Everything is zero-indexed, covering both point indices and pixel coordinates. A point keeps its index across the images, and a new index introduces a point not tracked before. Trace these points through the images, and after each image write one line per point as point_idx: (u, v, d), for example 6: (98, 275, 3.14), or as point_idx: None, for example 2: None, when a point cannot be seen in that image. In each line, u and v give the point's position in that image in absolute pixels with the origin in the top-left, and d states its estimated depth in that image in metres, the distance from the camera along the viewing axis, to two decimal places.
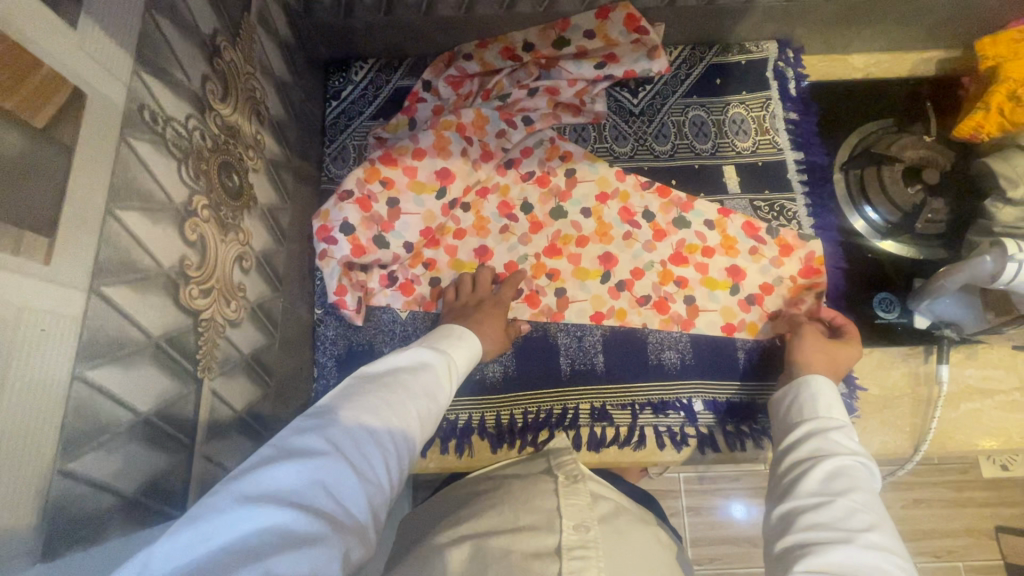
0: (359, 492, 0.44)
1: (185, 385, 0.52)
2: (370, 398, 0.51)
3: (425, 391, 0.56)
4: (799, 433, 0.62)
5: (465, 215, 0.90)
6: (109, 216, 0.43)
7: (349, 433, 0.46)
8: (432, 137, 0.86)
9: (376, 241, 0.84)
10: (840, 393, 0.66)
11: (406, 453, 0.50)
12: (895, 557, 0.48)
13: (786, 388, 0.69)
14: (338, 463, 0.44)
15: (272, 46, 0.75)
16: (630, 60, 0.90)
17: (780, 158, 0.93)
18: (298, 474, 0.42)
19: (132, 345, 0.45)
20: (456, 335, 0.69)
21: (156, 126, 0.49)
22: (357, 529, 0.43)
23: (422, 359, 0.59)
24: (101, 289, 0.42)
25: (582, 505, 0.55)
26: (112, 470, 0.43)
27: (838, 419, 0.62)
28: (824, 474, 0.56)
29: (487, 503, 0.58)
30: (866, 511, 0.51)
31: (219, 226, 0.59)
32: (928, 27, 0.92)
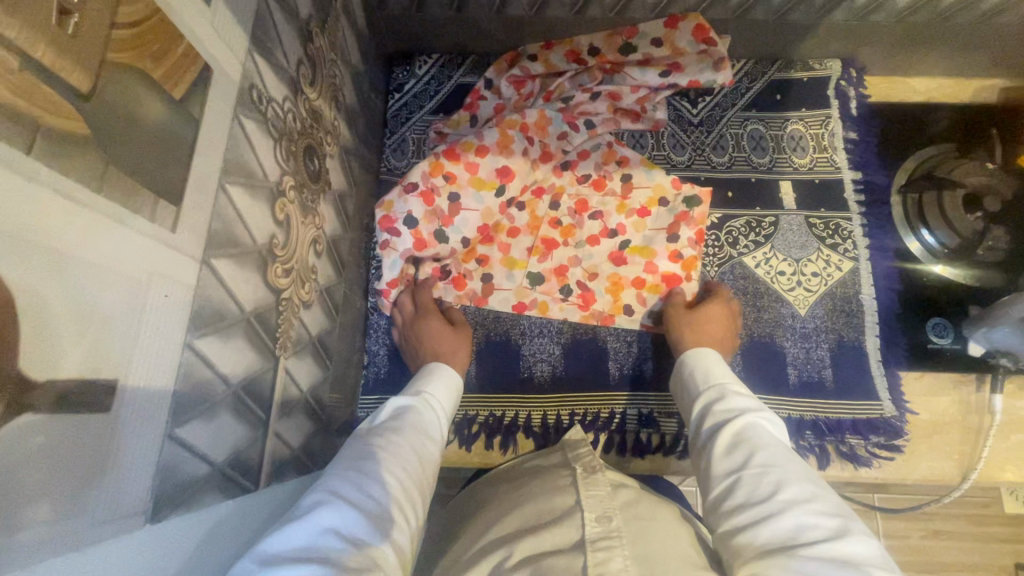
0: (371, 528, 0.45)
1: (265, 360, 0.53)
2: (363, 451, 0.54)
3: (411, 432, 0.59)
4: (699, 413, 0.65)
5: (522, 213, 0.90)
6: (220, 190, 0.44)
7: (346, 481, 0.49)
8: (496, 134, 0.87)
9: (436, 235, 0.85)
10: (717, 356, 0.70)
11: (410, 489, 0.53)
12: (809, 503, 0.47)
13: (677, 367, 0.74)
14: (342, 507, 0.45)
15: (351, 35, 0.76)
16: (695, 69, 0.90)
17: (837, 176, 0.93)
18: (309, 527, 0.42)
19: (230, 317, 0.46)
20: (433, 371, 0.73)
21: (261, 106, 0.50)
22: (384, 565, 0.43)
23: (403, 405, 0.64)
24: (211, 260, 0.43)
25: (603, 496, 0.55)
26: (207, 439, 0.43)
27: (721, 385, 0.66)
28: (725, 449, 0.57)
29: (514, 498, 0.58)
30: (772, 469, 0.52)
31: (300, 208, 0.60)
32: (995, 55, 0.92)
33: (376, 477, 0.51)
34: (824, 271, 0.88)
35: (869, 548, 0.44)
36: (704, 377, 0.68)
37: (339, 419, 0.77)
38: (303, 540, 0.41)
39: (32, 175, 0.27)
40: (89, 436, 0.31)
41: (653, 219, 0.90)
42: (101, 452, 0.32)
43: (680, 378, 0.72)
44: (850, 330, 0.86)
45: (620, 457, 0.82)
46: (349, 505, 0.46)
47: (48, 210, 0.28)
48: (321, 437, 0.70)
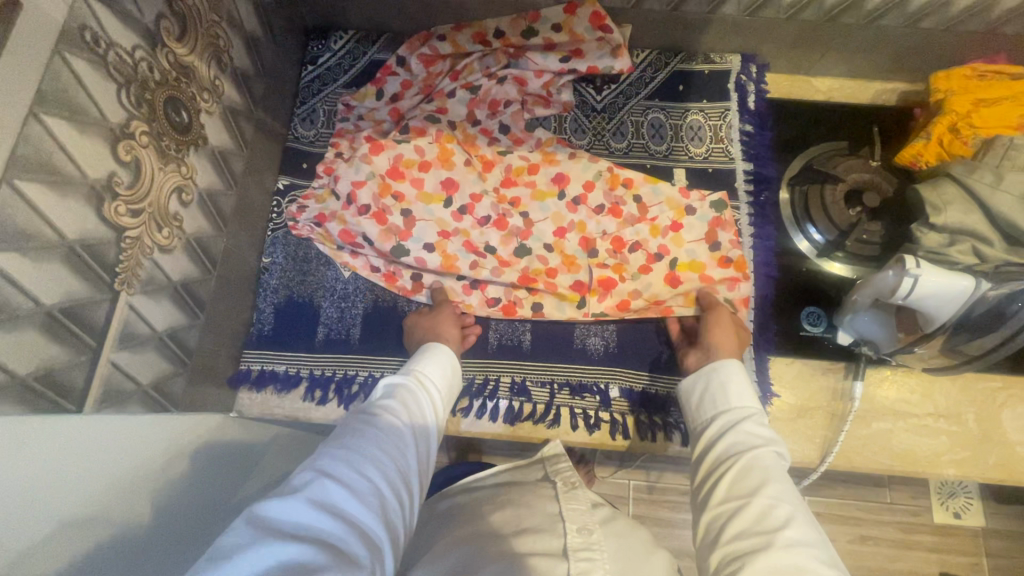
0: (364, 509, 0.47)
1: (99, 292, 0.56)
2: (359, 428, 0.56)
3: (407, 415, 0.61)
4: (716, 430, 0.64)
5: (479, 217, 0.91)
6: (33, 118, 0.47)
7: (342, 459, 0.51)
8: (436, 149, 0.92)
9: (396, 250, 0.88)
10: (748, 378, 0.68)
11: (407, 473, 0.55)
12: (813, 547, 0.48)
13: (696, 380, 0.71)
14: (339, 487, 0.48)
15: (243, 0, 0.79)
16: (595, 55, 0.93)
17: (730, 166, 0.95)
18: (309, 506, 0.45)
19: (41, 240, 0.49)
20: (432, 353, 0.74)
21: (97, 48, 0.53)
22: (377, 550, 0.46)
23: (400, 385, 0.66)
24: (15, 181, 0.45)
25: (583, 510, 0.60)
26: (3, 347, 0.46)
27: (752, 409, 0.64)
28: (737, 475, 0.56)
29: (500, 498, 0.64)
30: (782, 504, 0.52)
31: (158, 154, 0.63)
32: (890, 57, 0.95)
33: (376, 460, 0.53)
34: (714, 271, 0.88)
35: None
36: (733, 397, 0.66)
37: (215, 369, 0.80)
38: (303, 522, 0.44)
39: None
40: None
41: (687, 230, 0.90)
42: None
43: (693, 395, 0.70)
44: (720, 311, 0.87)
45: (491, 424, 0.84)
46: (346, 487, 0.48)
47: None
48: (184, 382, 0.73)
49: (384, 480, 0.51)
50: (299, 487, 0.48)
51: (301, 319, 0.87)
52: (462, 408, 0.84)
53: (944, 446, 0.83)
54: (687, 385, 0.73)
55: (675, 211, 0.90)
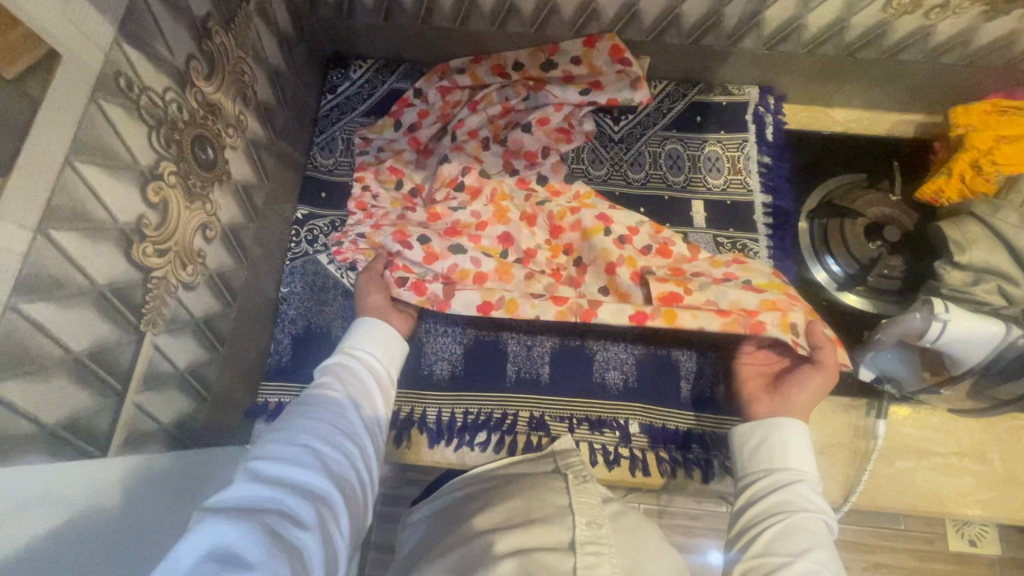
0: (303, 480, 0.52)
1: (126, 334, 0.56)
2: (300, 409, 0.60)
3: (347, 388, 0.65)
4: (763, 485, 0.65)
5: (533, 271, 0.87)
6: (68, 167, 0.47)
7: (280, 440, 0.55)
8: (491, 208, 0.90)
9: (448, 250, 0.85)
10: (811, 438, 0.68)
11: (348, 444, 0.59)
12: None
13: (750, 427, 0.71)
14: (278, 466, 0.52)
15: (268, 34, 0.79)
16: (614, 88, 0.93)
17: (748, 198, 0.95)
18: (250, 486, 0.49)
19: (73, 288, 0.49)
20: (365, 325, 0.76)
21: (131, 93, 0.53)
22: (324, 507, 0.51)
23: (338, 360, 0.70)
24: (49, 231, 0.45)
25: (593, 504, 0.58)
26: (32, 398, 0.46)
27: (803, 471, 0.65)
28: (782, 533, 0.58)
29: (505, 493, 0.63)
30: (825, 572, 0.54)
31: (185, 193, 0.63)
32: (908, 90, 0.95)
33: (315, 433, 0.57)
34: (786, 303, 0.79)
35: None
36: (787, 454, 0.67)
37: (232, 403, 0.79)
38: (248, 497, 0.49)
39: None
40: None
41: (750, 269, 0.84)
42: None
43: (747, 441, 0.70)
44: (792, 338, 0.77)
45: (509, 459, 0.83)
46: (284, 464, 0.52)
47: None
48: (203, 417, 0.72)
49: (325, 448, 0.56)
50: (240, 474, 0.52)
51: (318, 350, 0.87)
52: (480, 441, 0.83)
53: (968, 484, 0.82)
54: (741, 428, 0.72)
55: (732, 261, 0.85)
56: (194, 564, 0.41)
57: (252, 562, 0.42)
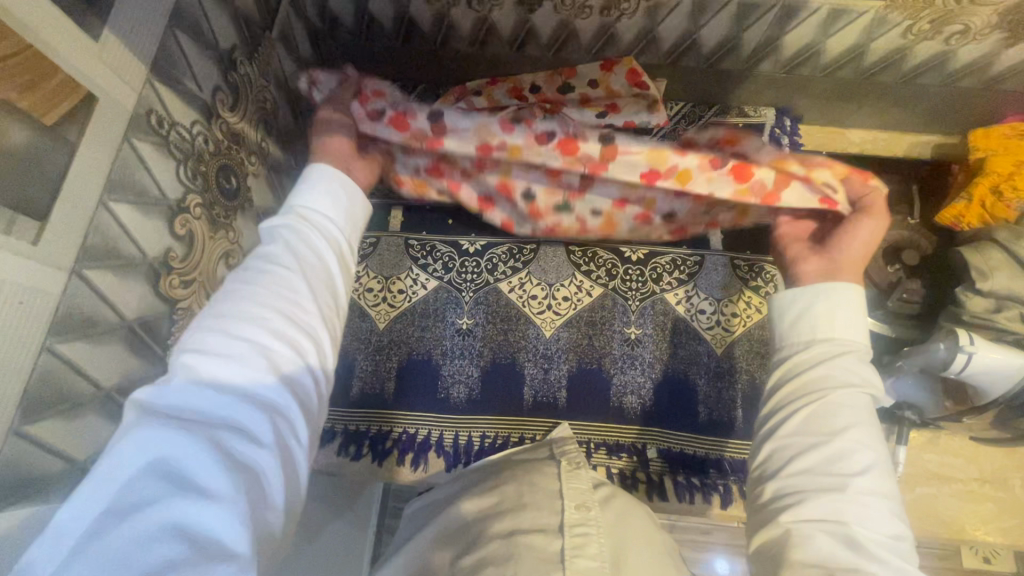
0: (257, 389, 0.40)
1: (153, 366, 0.56)
2: (246, 284, 0.46)
3: (298, 254, 0.50)
4: (799, 352, 0.55)
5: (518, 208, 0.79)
6: (101, 207, 0.47)
7: (210, 330, 0.42)
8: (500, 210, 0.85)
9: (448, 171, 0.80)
10: (859, 297, 0.55)
11: (311, 333, 0.47)
12: (883, 501, 0.44)
13: (793, 293, 0.58)
14: (222, 366, 0.40)
15: (289, 60, 0.80)
16: (632, 110, 0.88)
17: (765, 221, 0.95)
18: (191, 393, 0.38)
19: (104, 325, 0.49)
20: (319, 178, 0.57)
21: (161, 130, 0.54)
22: (281, 420, 0.41)
23: (284, 225, 0.52)
24: (83, 272, 0.46)
25: (582, 488, 0.56)
26: (65, 437, 0.46)
27: (847, 333, 0.54)
28: (815, 411, 0.49)
29: (496, 482, 0.61)
30: (862, 451, 0.46)
31: (209, 223, 0.64)
32: (925, 113, 0.95)
33: (259, 321, 0.43)
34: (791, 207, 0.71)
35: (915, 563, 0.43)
36: (831, 314, 0.54)
37: None
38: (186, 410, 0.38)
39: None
40: None
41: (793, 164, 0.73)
42: None
43: (789, 309, 0.57)
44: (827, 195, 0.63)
45: None
46: (228, 363, 0.41)
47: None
48: None
49: (274, 340, 0.43)
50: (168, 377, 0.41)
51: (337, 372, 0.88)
52: None
53: (990, 512, 0.81)
54: (784, 300, 0.58)
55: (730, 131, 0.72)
56: (129, 485, 0.34)
57: (206, 488, 0.34)
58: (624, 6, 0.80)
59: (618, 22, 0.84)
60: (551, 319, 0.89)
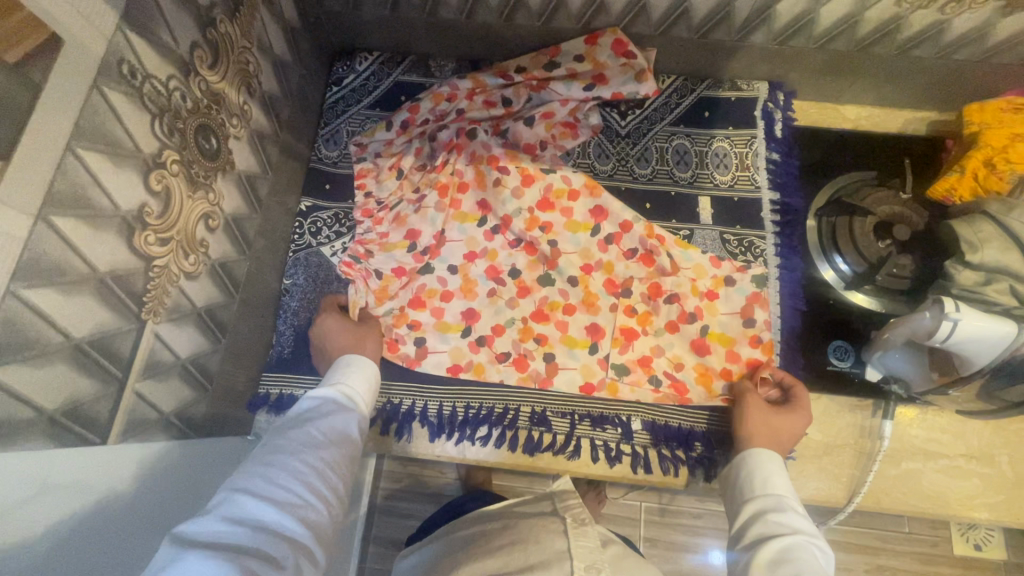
0: (280, 525, 0.52)
1: (127, 322, 0.56)
2: (285, 441, 0.61)
3: (332, 421, 0.66)
4: (749, 515, 0.65)
5: (497, 352, 0.87)
6: (70, 153, 0.47)
7: (260, 476, 0.56)
8: (460, 280, 0.90)
9: (423, 268, 0.90)
10: (782, 466, 0.69)
11: (329, 487, 0.59)
12: None
13: (734, 466, 0.73)
14: (259, 504, 0.53)
15: (274, 25, 0.79)
16: (619, 82, 0.91)
17: (755, 195, 0.94)
18: (228, 521, 0.50)
19: (74, 274, 0.48)
20: (358, 362, 0.77)
21: (134, 80, 0.53)
22: (304, 553, 0.52)
23: (326, 396, 0.70)
24: (50, 217, 0.45)
25: (593, 547, 0.63)
26: (31, 382, 0.46)
27: (776, 496, 0.66)
28: (771, 560, 0.58)
29: (501, 544, 0.66)
30: None
31: (188, 182, 0.63)
32: (920, 87, 0.94)
33: (297, 471, 0.58)
34: (719, 357, 0.86)
35: None
36: (759, 482, 0.68)
37: (234, 396, 0.79)
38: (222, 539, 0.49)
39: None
40: None
41: (724, 301, 0.88)
42: None
43: (736, 478, 0.72)
44: (715, 370, 0.85)
45: (510, 454, 0.82)
46: (265, 501, 0.53)
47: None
48: (206, 406, 0.72)
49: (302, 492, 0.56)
50: (217, 505, 0.53)
51: None
52: (481, 435, 0.83)
53: (976, 487, 0.80)
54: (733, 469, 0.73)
55: (703, 296, 0.88)
56: None
57: None
58: None
59: None
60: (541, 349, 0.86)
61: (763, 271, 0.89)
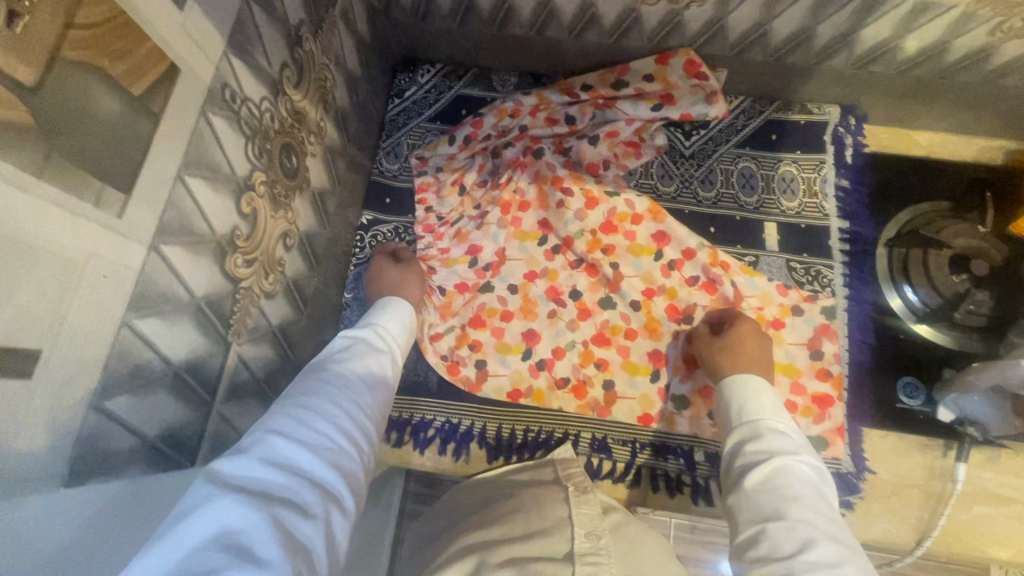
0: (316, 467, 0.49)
1: (216, 345, 0.56)
2: (315, 385, 0.58)
3: (365, 368, 0.65)
4: (737, 443, 0.65)
5: (557, 377, 0.86)
6: (178, 182, 0.46)
7: (292, 418, 0.52)
8: (520, 299, 0.89)
9: (483, 286, 0.90)
10: (765, 390, 0.69)
11: (360, 431, 0.57)
12: (836, 567, 0.49)
13: (720, 395, 0.73)
14: (293, 445, 0.49)
15: (349, 39, 0.78)
16: (687, 102, 0.89)
17: (824, 222, 0.92)
18: (264, 462, 0.47)
19: (176, 302, 0.48)
20: (389, 309, 0.77)
21: (234, 104, 0.52)
22: (334, 502, 0.49)
23: (357, 342, 0.68)
24: (160, 247, 0.45)
25: (594, 515, 0.60)
26: (136, 412, 0.46)
27: (760, 421, 0.66)
28: (760, 492, 0.58)
29: (505, 510, 0.62)
30: (802, 526, 0.53)
31: (271, 203, 0.63)
32: (1001, 116, 0.90)
33: (330, 414, 0.55)
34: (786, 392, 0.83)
35: None
36: (743, 410, 0.68)
37: None
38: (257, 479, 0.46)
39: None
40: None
41: (791, 330, 0.86)
42: (17, 411, 0.35)
43: (724, 405, 0.71)
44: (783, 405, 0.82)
45: None
46: (300, 443, 0.50)
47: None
48: None
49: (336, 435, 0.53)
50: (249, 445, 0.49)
51: None
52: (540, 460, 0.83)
53: None
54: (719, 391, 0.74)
55: (769, 325, 0.86)
56: (206, 539, 0.40)
57: (268, 552, 0.40)
58: None
59: (686, 10, 0.79)
60: (601, 375, 0.85)
61: (832, 301, 0.87)
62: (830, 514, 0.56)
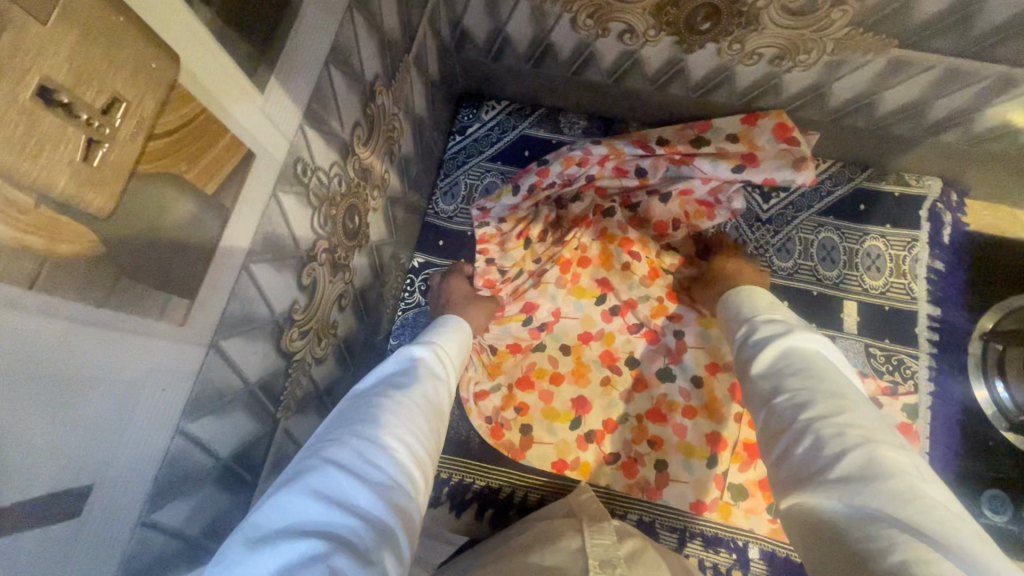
0: (371, 502, 0.40)
1: (265, 425, 0.53)
2: (370, 405, 0.49)
3: (424, 386, 0.55)
4: (738, 340, 0.61)
5: (605, 451, 0.81)
6: (243, 271, 0.43)
7: (346, 443, 0.44)
8: (572, 362, 0.84)
9: (534, 344, 0.86)
10: (757, 291, 0.65)
11: (419, 458, 0.48)
12: (842, 417, 0.43)
13: (721, 304, 0.69)
14: (345, 475, 0.41)
15: (419, 82, 0.74)
16: (773, 166, 0.80)
17: (911, 307, 0.84)
18: (313, 497, 0.38)
19: (230, 394, 0.45)
20: (442, 328, 0.69)
21: (305, 178, 0.49)
22: (394, 545, 0.40)
23: (415, 358, 0.59)
24: (220, 343, 0.42)
25: (608, 546, 0.57)
26: (182, 515, 0.43)
27: (755, 313, 0.61)
28: (763, 376, 0.53)
29: (521, 546, 0.59)
30: (804, 391, 0.48)
31: (331, 267, 0.59)
32: None
33: (387, 437, 0.46)
34: None
35: (900, 459, 0.40)
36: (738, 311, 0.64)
37: None
38: (302, 513, 0.37)
39: (15, 307, 0.25)
40: (48, 549, 0.30)
41: None
42: (65, 556, 0.32)
43: (725, 311, 0.67)
44: None
45: None
46: (354, 472, 0.41)
47: (22, 333, 0.26)
48: None
49: (393, 462, 0.44)
50: (298, 475, 0.41)
51: None
52: None
53: None
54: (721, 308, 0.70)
55: None
56: None
57: None
58: (801, 57, 0.69)
59: (787, 73, 0.72)
60: (653, 455, 0.80)
61: (915, 398, 0.80)
62: (839, 369, 0.50)
